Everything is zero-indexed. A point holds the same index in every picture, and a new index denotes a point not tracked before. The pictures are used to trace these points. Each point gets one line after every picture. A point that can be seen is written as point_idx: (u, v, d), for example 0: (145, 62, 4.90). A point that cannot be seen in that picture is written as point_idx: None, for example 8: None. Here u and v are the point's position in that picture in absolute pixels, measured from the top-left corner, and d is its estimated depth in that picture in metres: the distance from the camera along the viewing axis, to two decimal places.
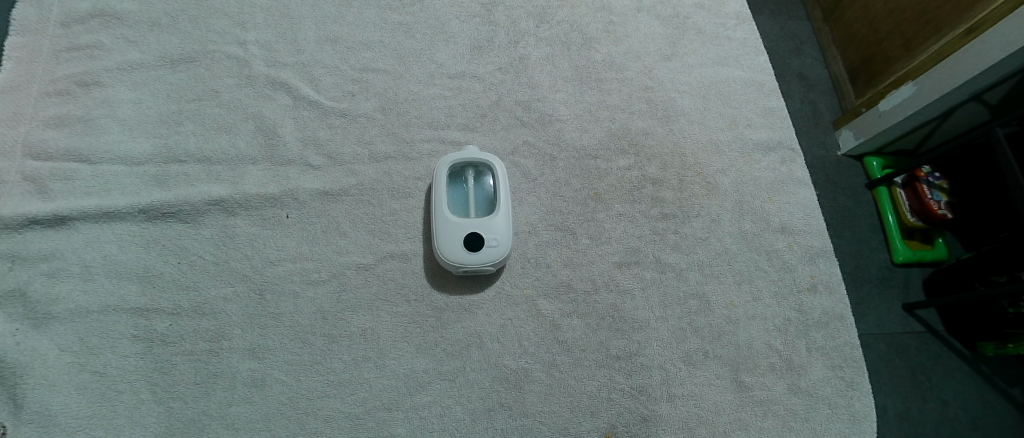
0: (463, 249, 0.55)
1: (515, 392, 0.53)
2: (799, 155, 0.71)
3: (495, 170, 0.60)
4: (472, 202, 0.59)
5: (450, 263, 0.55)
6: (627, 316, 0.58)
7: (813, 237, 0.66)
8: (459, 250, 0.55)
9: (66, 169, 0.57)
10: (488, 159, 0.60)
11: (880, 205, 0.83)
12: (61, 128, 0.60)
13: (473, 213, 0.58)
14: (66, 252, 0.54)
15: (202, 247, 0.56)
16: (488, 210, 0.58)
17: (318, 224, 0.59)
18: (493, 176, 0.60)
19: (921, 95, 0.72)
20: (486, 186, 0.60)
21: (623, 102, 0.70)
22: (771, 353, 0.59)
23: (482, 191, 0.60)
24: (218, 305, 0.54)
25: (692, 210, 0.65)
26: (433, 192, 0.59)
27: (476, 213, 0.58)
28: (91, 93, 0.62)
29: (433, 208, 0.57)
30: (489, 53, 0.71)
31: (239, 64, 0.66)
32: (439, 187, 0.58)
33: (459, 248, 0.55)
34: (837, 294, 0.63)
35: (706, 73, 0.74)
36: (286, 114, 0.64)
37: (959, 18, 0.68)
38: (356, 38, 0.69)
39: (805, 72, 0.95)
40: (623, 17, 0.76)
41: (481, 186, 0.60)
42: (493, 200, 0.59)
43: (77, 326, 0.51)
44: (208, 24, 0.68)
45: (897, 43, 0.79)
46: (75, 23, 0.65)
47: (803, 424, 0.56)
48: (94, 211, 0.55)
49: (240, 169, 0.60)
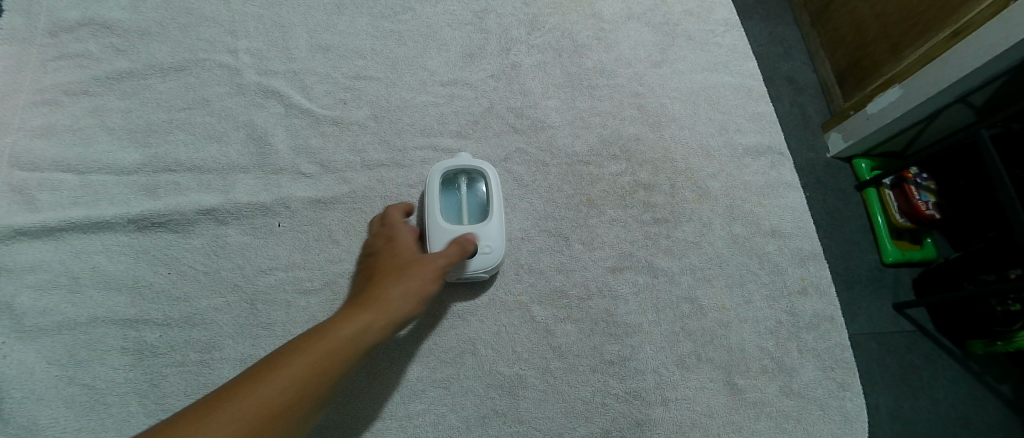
0: None
1: (509, 398, 0.54)
2: (788, 159, 0.72)
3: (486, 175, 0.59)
4: (465, 209, 0.59)
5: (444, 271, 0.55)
6: (620, 321, 0.59)
7: (803, 240, 0.66)
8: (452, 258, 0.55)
9: (54, 179, 0.57)
10: (478, 165, 0.60)
11: (869, 206, 0.84)
12: (49, 138, 0.59)
13: (466, 219, 0.58)
14: (54, 264, 0.53)
15: (192, 257, 0.56)
16: (480, 216, 0.58)
17: (311, 232, 0.59)
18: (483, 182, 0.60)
19: (908, 97, 0.73)
20: (478, 191, 0.60)
21: (614, 109, 0.71)
22: (763, 356, 0.60)
23: (475, 197, 0.59)
24: (209, 315, 0.54)
25: (684, 215, 0.66)
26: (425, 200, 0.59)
27: (470, 220, 0.58)
28: (80, 102, 0.62)
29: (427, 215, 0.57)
30: (481, 60, 0.71)
31: (231, 73, 0.66)
32: (433, 195, 0.58)
33: None
34: (827, 296, 0.64)
35: (696, 79, 0.75)
36: (278, 122, 0.64)
37: (943, 23, 0.69)
38: (347, 46, 0.69)
39: (794, 76, 0.96)
40: (614, 24, 0.77)
41: (473, 193, 0.60)
42: (484, 206, 0.59)
43: (65, 339, 0.51)
44: (198, 32, 0.67)
45: (883, 47, 0.80)
46: (64, 32, 0.65)
47: (794, 424, 0.57)
48: (83, 222, 0.55)
49: (231, 178, 0.60)
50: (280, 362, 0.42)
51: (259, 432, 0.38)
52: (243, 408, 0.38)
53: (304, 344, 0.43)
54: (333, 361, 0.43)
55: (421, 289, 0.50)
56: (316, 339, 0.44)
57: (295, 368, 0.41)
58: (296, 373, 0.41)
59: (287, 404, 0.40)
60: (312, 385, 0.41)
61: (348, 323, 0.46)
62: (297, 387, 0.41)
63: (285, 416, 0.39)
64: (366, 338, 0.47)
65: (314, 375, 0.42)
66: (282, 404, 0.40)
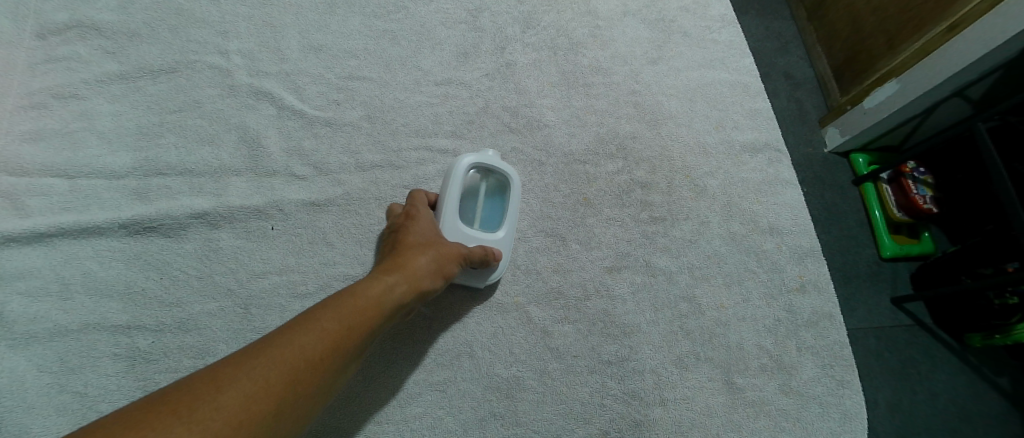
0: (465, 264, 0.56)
1: (507, 400, 0.53)
2: (786, 155, 0.72)
3: (508, 185, 0.58)
4: (480, 214, 0.58)
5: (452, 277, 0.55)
6: (618, 321, 0.58)
7: (801, 237, 0.66)
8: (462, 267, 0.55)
9: (43, 184, 0.56)
10: (503, 171, 0.58)
11: (867, 201, 0.84)
12: (37, 142, 0.58)
13: (479, 226, 0.57)
14: (44, 270, 0.53)
15: (185, 261, 0.55)
16: (494, 225, 0.58)
17: (305, 235, 0.58)
18: (501, 189, 0.59)
19: (905, 91, 0.73)
20: (494, 198, 0.59)
21: (610, 107, 0.70)
22: (762, 354, 0.59)
23: (491, 203, 0.59)
24: (203, 320, 0.53)
25: (681, 213, 0.65)
26: (443, 192, 0.55)
27: (482, 227, 0.58)
28: (69, 105, 0.61)
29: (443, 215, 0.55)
30: (475, 59, 0.71)
31: (222, 74, 0.65)
32: (454, 194, 0.55)
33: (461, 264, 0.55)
34: (826, 293, 0.63)
35: (692, 76, 0.74)
36: (270, 124, 0.63)
37: (939, 16, 0.69)
38: (340, 46, 0.68)
39: (791, 72, 0.95)
40: (610, 21, 0.76)
41: (489, 198, 0.59)
42: (500, 216, 0.58)
43: (57, 346, 0.50)
44: (188, 34, 0.66)
45: (879, 41, 0.80)
46: (52, 34, 0.64)
47: (793, 423, 0.57)
48: (74, 228, 0.54)
49: (223, 181, 0.59)
50: (311, 316, 0.39)
51: (299, 381, 0.36)
52: (279, 358, 0.36)
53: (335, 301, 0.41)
54: (365, 319, 0.41)
55: (439, 270, 0.49)
56: (346, 296, 0.42)
57: (329, 322, 0.39)
58: (330, 327, 0.39)
59: (322, 357, 0.38)
60: (346, 339, 0.39)
61: (376, 285, 0.44)
62: (331, 341, 0.39)
63: (325, 368, 0.38)
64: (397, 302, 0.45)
65: (348, 330, 0.40)
66: (318, 356, 0.37)
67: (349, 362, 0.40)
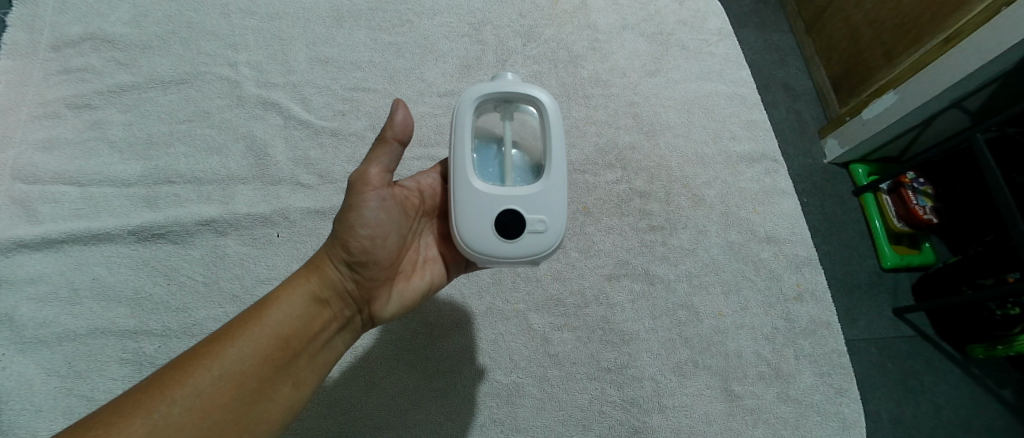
0: (496, 234, 0.40)
1: (507, 407, 0.54)
2: (783, 166, 0.73)
3: (546, 117, 0.43)
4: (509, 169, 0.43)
5: (472, 258, 0.41)
6: (617, 328, 0.59)
7: (798, 246, 0.67)
8: (488, 233, 0.40)
9: (55, 192, 0.58)
10: (539, 98, 0.43)
11: (867, 211, 0.85)
12: (51, 151, 0.60)
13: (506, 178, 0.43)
14: (55, 275, 0.54)
15: (192, 267, 0.56)
16: (532, 177, 0.44)
17: (308, 242, 0.59)
18: (537, 133, 0.45)
19: (904, 102, 0.74)
20: (519, 138, 0.45)
21: (609, 117, 0.72)
22: (760, 362, 0.60)
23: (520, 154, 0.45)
24: (209, 326, 0.54)
25: (679, 222, 0.66)
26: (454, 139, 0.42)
27: (514, 183, 0.43)
28: (82, 115, 0.63)
29: (455, 169, 0.41)
30: (477, 71, 0.72)
31: (231, 86, 0.66)
32: (460, 133, 0.41)
33: (492, 234, 0.40)
34: (824, 302, 0.64)
35: (690, 88, 0.76)
36: (277, 133, 0.65)
37: (937, 28, 0.70)
38: (346, 59, 0.70)
39: (790, 83, 0.97)
40: (609, 34, 0.78)
41: (517, 143, 0.45)
42: (530, 161, 0.45)
43: (66, 350, 0.51)
44: (199, 46, 0.68)
45: (877, 53, 0.81)
46: (67, 47, 0.66)
47: (790, 431, 0.57)
48: (84, 233, 0.56)
49: (231, 189, 0.61)
50: (204, 355, 0.37)
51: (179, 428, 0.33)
52: (165, 409, 0.33)
53: (231, 331, 0.38)
54: (272, 342, 0.38)
55: (369, 212, 0.41)
56: (245, 324, 0.39)
57: (230, 357, 0.37)
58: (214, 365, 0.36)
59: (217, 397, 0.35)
60: (248, 371, 0.37)
61: (282, 297, 0.41)
62: (227, 379, 0.36)
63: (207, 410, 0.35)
64: (304, 306, 0.41)
65: (238, 366, 0.37)
66: (215, 396, 0.35)
67: (266, 389, 0.37)
